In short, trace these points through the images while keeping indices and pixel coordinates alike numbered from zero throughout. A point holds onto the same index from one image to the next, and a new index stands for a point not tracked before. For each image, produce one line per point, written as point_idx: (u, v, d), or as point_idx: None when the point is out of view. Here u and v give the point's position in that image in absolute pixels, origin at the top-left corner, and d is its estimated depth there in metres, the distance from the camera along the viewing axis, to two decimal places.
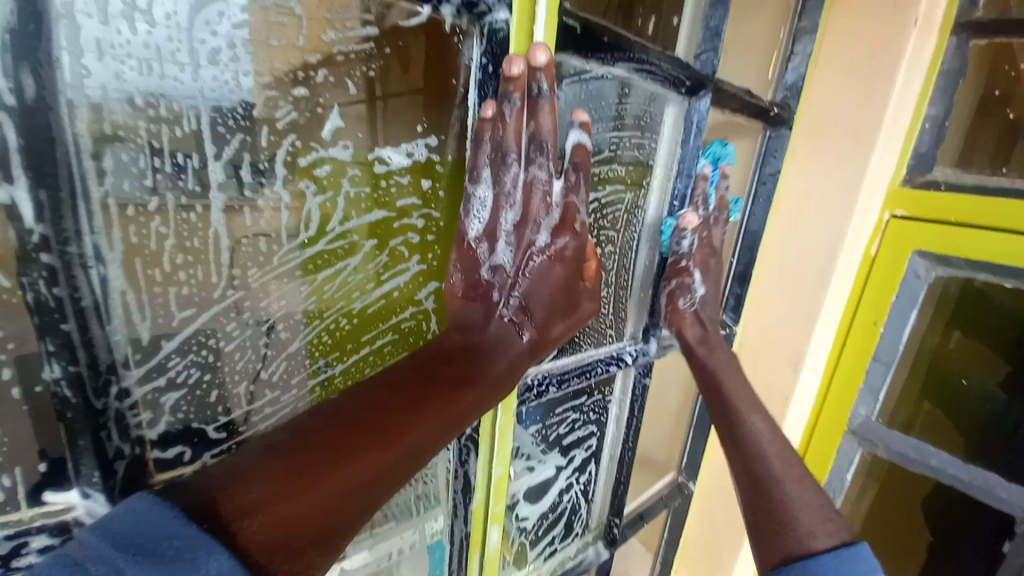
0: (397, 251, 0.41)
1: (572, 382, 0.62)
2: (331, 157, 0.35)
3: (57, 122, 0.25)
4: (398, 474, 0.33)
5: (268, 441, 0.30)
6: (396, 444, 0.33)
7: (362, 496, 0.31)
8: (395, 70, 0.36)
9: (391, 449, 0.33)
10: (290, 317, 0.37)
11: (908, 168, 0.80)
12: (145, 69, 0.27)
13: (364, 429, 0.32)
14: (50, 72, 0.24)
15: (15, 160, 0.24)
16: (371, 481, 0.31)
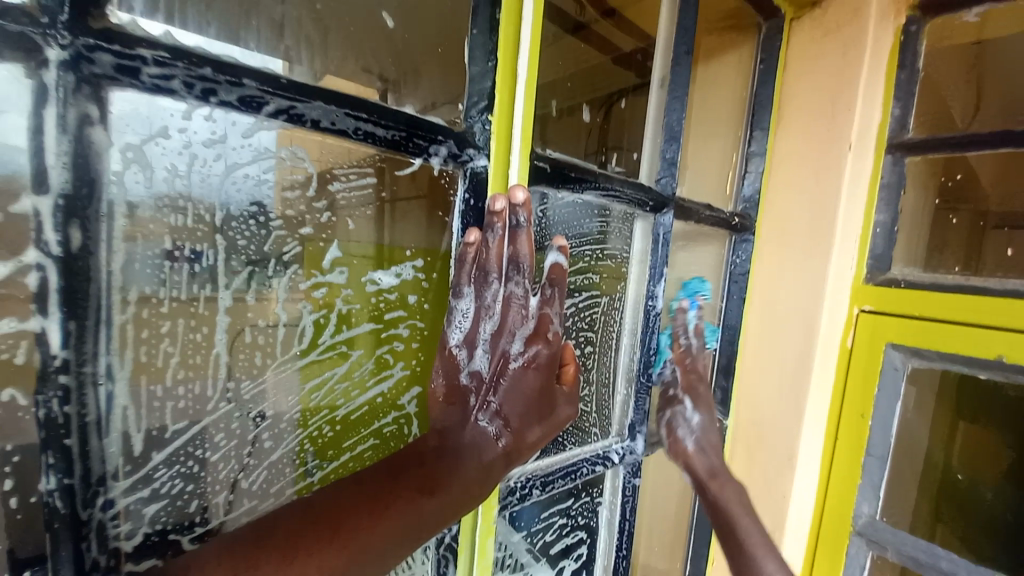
0: (383, 359, 0.44)
1: (557, 484, 0.61)
2: (327, 281, 0.40)
3: (95, 264, 0.30)
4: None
5: (235, 537, 0.32)
6: (355, 544, 0.34)
7: None
8: (389, 193, 0.43)
9: (349, 554, 0.34)
10: (274, 426, 0.40)
11: (868, 267, 0.85)
12: (177, 220, 0.34)
13: (326, 528, 0.34)
14: (95, 224, 0.30)
15: (53, 297, 0.29)
16: None
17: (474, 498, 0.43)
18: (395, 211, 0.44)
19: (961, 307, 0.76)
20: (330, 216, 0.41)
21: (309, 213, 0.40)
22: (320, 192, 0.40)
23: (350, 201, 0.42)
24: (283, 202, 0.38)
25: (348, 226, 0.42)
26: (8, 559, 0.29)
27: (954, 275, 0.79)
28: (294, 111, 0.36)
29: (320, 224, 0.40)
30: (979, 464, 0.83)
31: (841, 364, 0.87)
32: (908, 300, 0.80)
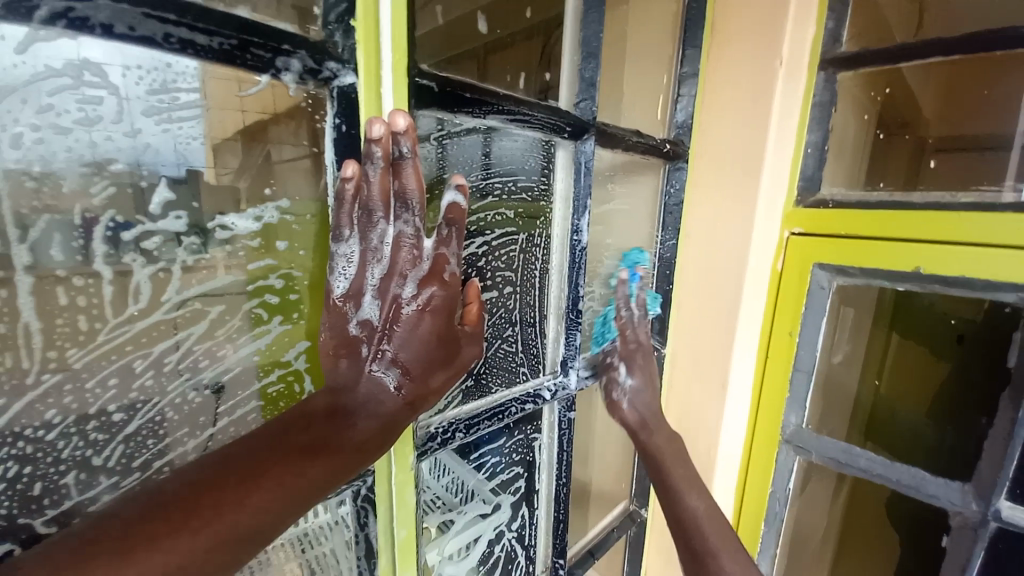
0: (253, 314, 0.40)
1: (483, 425, 0.60)
2: (160, 229, 0.35)
3: None
4: (223, 555, 0.30)
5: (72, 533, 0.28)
6: (223, 521, 0.31)
7: None
8: (266, 137, 0.38)
9: (215, 531, 0.30)
10: (121, 396, 0.36)
11: (799, 190, 0.84)
12: None
13: (187, 509, 0.30)
14: None
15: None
16: (185, 566, 0.29)
17: (373, 452, 0.40)
18: (282, 169, 0.40)
19: (889, 222, 0.76)
20: (269, 164, 0.39)
21: (250, 167, 0.38)
22: (258, 141, 0.38)
23: (290, 145, 0.40)
24: (214, 158, 0.37)
25: (293, 173, 0.40)
26: None
27: (879, 193, 0.79)
28: (74, 13, 0.29)
29: (260, 174, 0.39)
30: (907, 377, 0.88)
31: (773, 287, 0.88)
32: (835, 220, 0.80)
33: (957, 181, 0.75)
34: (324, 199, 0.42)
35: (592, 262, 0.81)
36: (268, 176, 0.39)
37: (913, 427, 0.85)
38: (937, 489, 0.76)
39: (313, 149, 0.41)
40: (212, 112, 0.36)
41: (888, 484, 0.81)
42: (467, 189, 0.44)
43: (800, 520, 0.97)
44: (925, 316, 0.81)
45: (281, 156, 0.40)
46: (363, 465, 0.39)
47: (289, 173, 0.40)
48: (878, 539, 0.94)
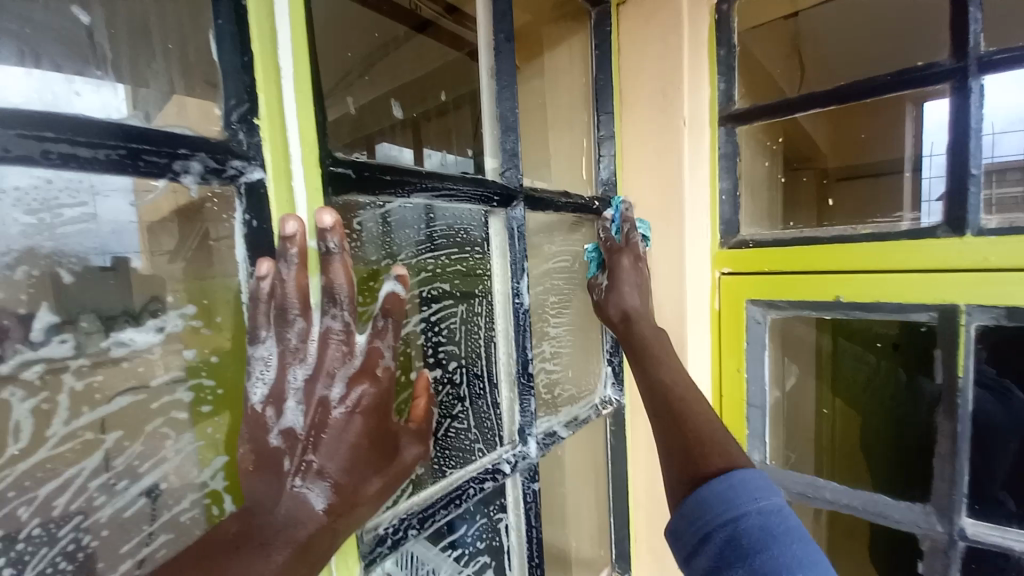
0: (158, 434, 0.36)
1: (438, 516, 0.55)
2: (41, 356, 0.32)
3: None
4: None
5: None
6: None
7: None
8: (203, 214, 0.38)
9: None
10: (1, 552, 0.31)
11: (722, 233, 0.89)
12: None
13: None
14: None
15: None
16: None
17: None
18: (220, 251, 0.39)
19: (809, 256, 0.81)
20: (206, 243, 0.38)
21: (185, 247, 0.37)
22: (194, 220, 0.37)
23: (229, 221, 0.39)
24: (149, 240, 0.36)
25: (231, 252, 0.39)
26: None
27: (792, 230, 0.86)
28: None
29: (197, 253, 0.38)
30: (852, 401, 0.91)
31: (715, 326, 0.91)
32: (757, 259, 0.85)
33: (860, 213, 0.83)
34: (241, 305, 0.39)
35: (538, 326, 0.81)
36: (205, 256, 0.38)
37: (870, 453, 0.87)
38: (900, 514, 0.77)
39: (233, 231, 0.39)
40: (146, 199, 0.35)
41: (855, 513, 0.81)
42: (406, 279, 0.44)
43: None
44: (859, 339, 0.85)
45: (218, 233, 0.39)
46: None
47: (228, 250, 0.39)
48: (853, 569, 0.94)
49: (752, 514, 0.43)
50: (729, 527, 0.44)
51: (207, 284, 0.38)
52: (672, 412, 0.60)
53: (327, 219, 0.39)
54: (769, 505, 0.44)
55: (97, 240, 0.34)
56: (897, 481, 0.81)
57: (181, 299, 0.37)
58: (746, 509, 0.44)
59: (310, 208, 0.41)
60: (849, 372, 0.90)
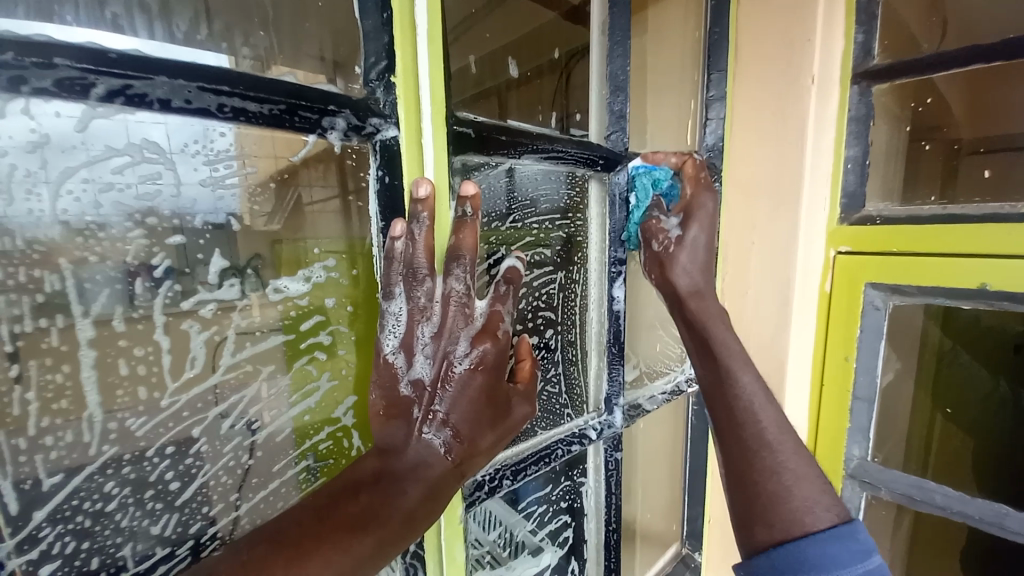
0: (303, 370, 0.39)
1: (530, 471, 0.58)
2: (216, 297, 0.35)
3: None
4: None
5: None
6: None
7: None
8: (298, 179, 0.37)
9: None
10: (177, 464, 0.34)
11: (842, 207, 0.80)
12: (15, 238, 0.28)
13: None
14: None
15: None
16: None
17: (420, 524, 0.38)
18: (311, 215, 0.39)
19: (954, 238, 0.71)
20: (299, 207, 0.38)
21: (282, 211, 0.37)
22: (290, 184, 0.37)
23: (321, 188, 0.39)
24: (248, 203, 0.36)
25: (322, 215, 0.39)
26: None
27: (930, 206, 0.75)
28: (132, 90, 0.29)
29: (291, 217, 0.38)
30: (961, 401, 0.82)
31: (822, 310, 0.83)
32: (884, 237, 0.76)
33: (998, 191, 0.71)
34: (373, 265, 0.41)
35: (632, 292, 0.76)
36: (297, 221, 0.38)
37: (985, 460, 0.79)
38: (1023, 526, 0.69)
39: (335, 194, 0.39)
40: (248, 161, 0.35)
41: (968, 521, 0.73)
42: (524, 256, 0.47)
43: None
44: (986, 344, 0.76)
45: (310, 199, 0.38)
46: (412, 538, 0.37)
47: (318, 215, 0.39)
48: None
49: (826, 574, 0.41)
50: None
51: (296, 248, 0.38)
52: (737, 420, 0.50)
53: (468, 191, 0.42)
54: (872, 563, 0.42)
55: (245, 202, 0.36)
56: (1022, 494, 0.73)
57: (274, 257, 0.37)
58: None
59: (436, 172, 0.42)
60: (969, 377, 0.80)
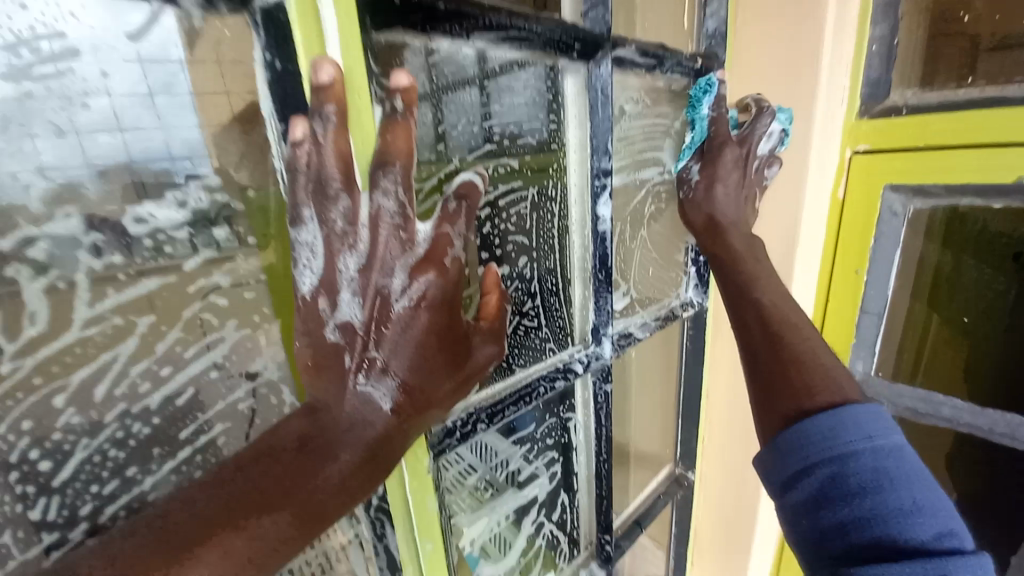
0: (197, 321, 0.31)
1: (509, 412, 0.52)
2: (48, 233, 0.26)
3: None
4: None
5: None
6: None
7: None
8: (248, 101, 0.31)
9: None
10: (43, 441, 0.28)
11: (862, 100, 0.68)
12: None
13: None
14: None
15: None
16: None
17: (360, 488, 0.33)
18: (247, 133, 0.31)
19: (997, 123, 0.59)
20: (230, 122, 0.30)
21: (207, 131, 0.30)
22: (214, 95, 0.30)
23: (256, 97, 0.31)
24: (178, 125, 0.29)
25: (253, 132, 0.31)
26: None
27: (967, 89, 0.62)
28: None
29: (222, 138, 0.30)
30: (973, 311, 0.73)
31: (834, 220, 0.74)
32: (910, 129, 0.65)
33: None
34: (278, 186, 0.31)
35: (625, 205, 0.65)
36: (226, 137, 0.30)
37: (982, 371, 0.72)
38: None
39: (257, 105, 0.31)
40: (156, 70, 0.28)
41: (975, 432, 0.70)
42: (486, 172, 0.37)
43: None
44: (998, 243, 0.67)
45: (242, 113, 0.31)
46: (350, 507, 0.32)
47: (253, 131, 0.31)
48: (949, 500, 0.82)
49: (863, 454, 0.36)
50: (835, 462, 0.36)
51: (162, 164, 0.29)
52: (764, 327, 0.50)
53: (401, 83, 0.32)
54: (886, 446, 0.36)
55: (65, 107, 0.26)
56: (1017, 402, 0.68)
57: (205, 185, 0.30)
58: (857, 446, 0.36)
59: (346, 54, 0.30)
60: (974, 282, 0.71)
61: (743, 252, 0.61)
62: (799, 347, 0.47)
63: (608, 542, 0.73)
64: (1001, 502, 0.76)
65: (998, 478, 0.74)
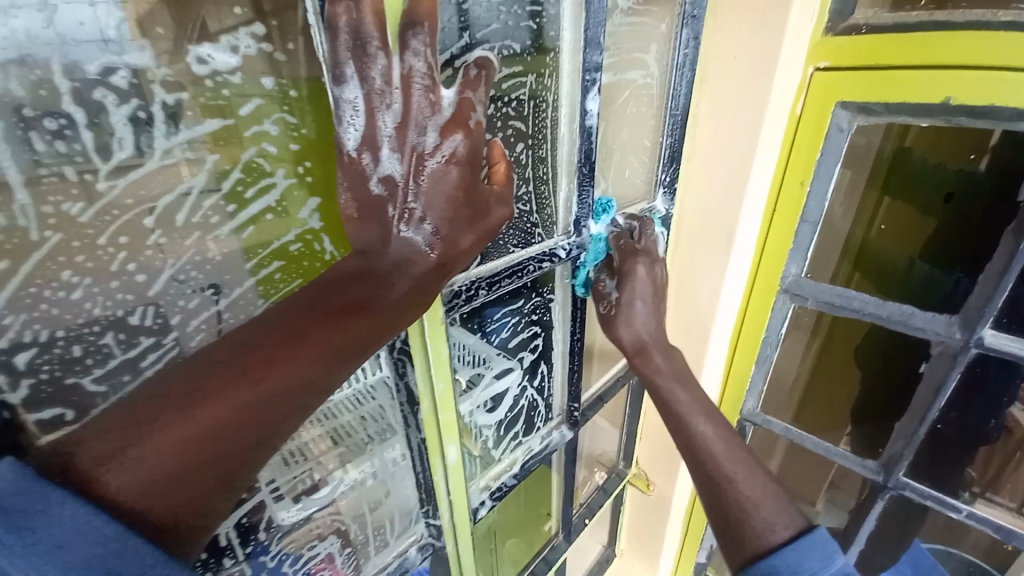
0: (254, 165, 0.36)
1: (504, 283, 0.61)
2: (126, 63, 0.29)
3: None
4: (289, 397, 0.33)
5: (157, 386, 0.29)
6: (264, 380, 0.31)
7: (284, 365, 0.32)
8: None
9: (270, 384, 0.32)
10: (136, 256, 0.32)
11: (829, 15, 0.73)
12: None
13: (238, 367, 0.31)
14: None
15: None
16: (269, 399, 0.31)
17: (410, 312, 0.40)
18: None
19: (939, 45, 0.65)
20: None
21: None
22: None
23: None
24: None
25: None
26: None
27: (919, 13, 0.67)
28: None
29: None
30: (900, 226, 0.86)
31: (789, 132, 0.82)
32: (866, 48, 0.71)
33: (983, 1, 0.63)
34: (314, 46, 0.35)
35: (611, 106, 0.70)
36: None
37: (897, 275, 0.86)
38: (923, 322, 0.80)
39: None
40: None
41: (877, 320, 0.85)
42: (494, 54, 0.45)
43: (785, 371, 1.06)
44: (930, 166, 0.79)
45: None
46: (405, 323, 0.40)
47: None
48: (844, 384, 1.02)
49: None
50: None
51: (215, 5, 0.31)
52: (708, 472, 0.60)
53: None
54: (837, 569, 0.48)
55: None
56: (923, 296, 0.82)
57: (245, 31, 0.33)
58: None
59: None
60: (903, 205, 0.84)
61: (672, 372, 0.69)
62: (723, 470, 0.59)
63: (576, 408, 0.87)
64: (885, 381, 0.92)
65: (893, 362, 0.90)
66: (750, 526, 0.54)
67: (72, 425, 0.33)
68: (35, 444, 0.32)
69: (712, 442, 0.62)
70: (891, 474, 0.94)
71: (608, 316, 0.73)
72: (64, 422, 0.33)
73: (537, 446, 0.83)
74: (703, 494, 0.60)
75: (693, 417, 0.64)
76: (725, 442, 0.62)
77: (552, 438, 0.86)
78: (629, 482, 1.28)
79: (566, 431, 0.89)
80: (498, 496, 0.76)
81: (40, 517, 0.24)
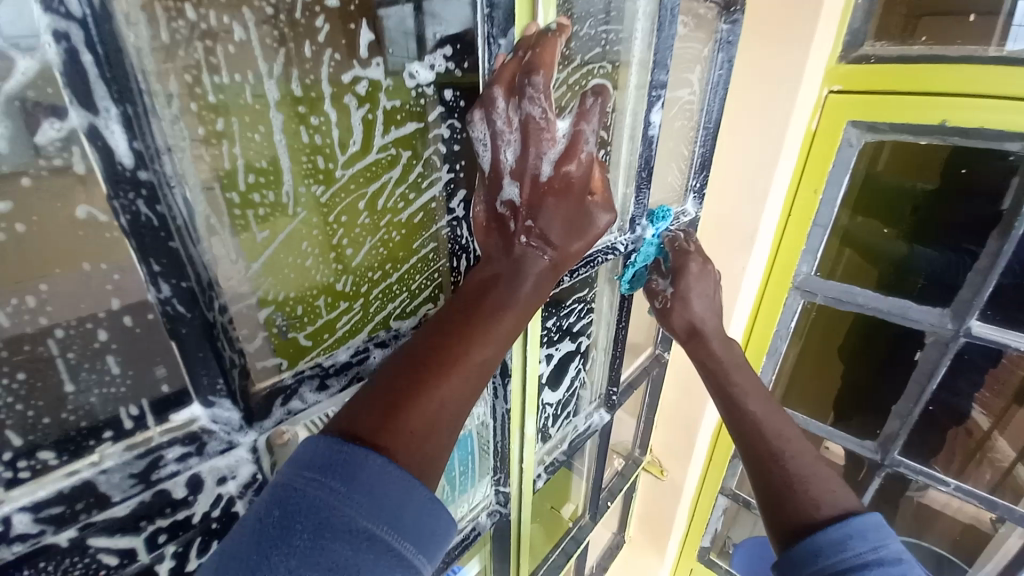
0: (430, 161, 0.44)
1: (581, 271, 0.69)
2: (367, 75, 0.37)
3: (118, 31, 0.25)
4: (470, 383, 0.39)
5: (376, 383, 0.37)
6: (455, 368, 0.38)
7: (462, 355, 0.39)
8: None
9: (457, 372, 0.38)
10: (348, 232, 0.40)
11: (843, 45, 0.83)
12: None
13: (431, 360, 0.38)
14: None
15: (60, 79, 0.24)
16: (457, 384, 0.38)
17: (536, 307, 0.46)
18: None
19: (935, 76, 0.77)
20: None
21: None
22: None
23: None
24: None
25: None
26: (144, 354, 0.32)
27: (919, 47, 0.78)
28: None
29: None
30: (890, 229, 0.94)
31: (805, 147, 0.92)
32: (874, 77, 0.82)
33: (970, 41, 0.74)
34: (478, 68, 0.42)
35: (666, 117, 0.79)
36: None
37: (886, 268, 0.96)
38: (919, 313, 0.92)
39: None
40: None
41: (879, 313, 0.96)
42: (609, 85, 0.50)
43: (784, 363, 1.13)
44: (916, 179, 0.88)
45: None
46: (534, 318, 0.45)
47: None
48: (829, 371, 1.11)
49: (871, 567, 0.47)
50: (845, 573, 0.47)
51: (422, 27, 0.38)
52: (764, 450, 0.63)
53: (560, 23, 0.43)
54: (885, 556, 0.48)
55: None
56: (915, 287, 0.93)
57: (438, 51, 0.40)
58: (863, 560, 0.48)
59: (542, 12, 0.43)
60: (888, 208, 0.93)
61: (722, 357, 0.75)
62: (777, 448, 0.62)
63: (614, 392, 0.94)
64: (874, 370, 1.04)
65: (883, 351, 1.01)
66: (796, 501, 0.56)
67: (285, 373, 0.40)
68: (254, 390, 0.38)
69: (762, 420, 0.66)
70: (886, 452, 1.06)
71: (662, 308, 0.81)
72: (280, 370, 0.39)
73: (582, 426, 0.92)
74: (755, 473, 0.63)
75: (745, 399, 0.69)
76: (775, 421, 0.66)
77: (593, 420, 0.94)
78: (643, 469, 1.36)
79: (603, 414, 0.98)
80: (551, 469, 0.84)
81: (353, 461, 0.30)
